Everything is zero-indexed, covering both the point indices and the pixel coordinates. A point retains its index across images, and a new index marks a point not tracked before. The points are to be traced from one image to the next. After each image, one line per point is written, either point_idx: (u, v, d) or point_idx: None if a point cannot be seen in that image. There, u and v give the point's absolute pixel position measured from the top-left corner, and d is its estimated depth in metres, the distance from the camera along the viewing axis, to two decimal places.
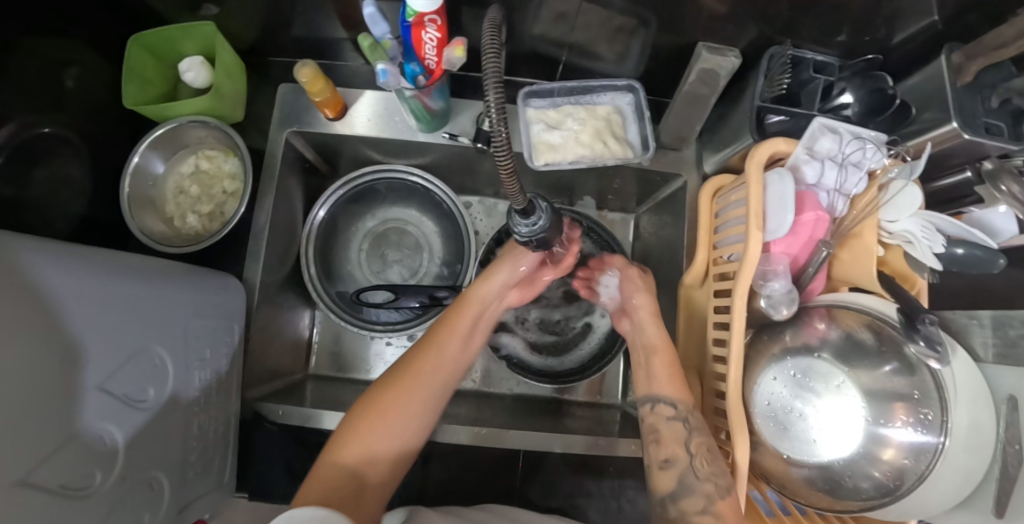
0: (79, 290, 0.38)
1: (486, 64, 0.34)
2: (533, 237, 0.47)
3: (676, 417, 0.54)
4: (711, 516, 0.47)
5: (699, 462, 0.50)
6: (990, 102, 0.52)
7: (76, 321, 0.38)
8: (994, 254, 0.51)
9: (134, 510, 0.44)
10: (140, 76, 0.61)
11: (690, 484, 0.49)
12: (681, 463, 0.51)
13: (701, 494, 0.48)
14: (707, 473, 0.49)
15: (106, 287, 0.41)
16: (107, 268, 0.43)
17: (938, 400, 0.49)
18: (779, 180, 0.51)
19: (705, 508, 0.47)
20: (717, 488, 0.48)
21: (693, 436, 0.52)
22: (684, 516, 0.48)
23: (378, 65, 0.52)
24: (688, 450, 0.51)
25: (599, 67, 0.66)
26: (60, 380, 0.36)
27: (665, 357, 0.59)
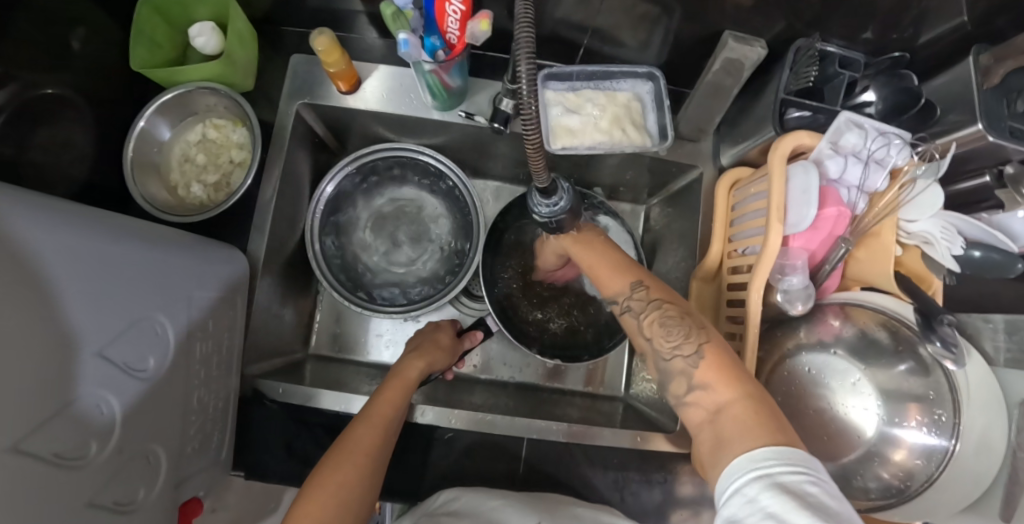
0: (71, 253, 0.37)
1: (517, 33, 0.33)
2: (552, 219, 0.46)
3: (625, 309, 0.51)
4: (701, 389, 0.42)
5: (660, 343, 0.47)
6: (1016, 105, 0.51)
7: (68, 284, 0.36)
8: (1013, 258, 0.51)
9: (128, 484, 0.42)
10: (150, 40, 0.58)
11: (665, 368, 0.46)
12: (650, 352, 0.48)
13: (677, 372, 0.44)
14: (671, 350, 0.46)
15: (101, 251, 0.39)
16: (104, 233, 0.41)
17: (951, 401, 0.48)
18: (804, 173, 0.50)
19: (689, 386, 0.43)
20: (686, 359, 0.44)
21: (645, 317, 0.49)
22: (679, 402, 0.44)
23: (400, 34, 0.49)
24: (646, 335, 0.48)
25: (619, 54, 0.65)
26: (53, 344, 0.34)
27: (602, 260, 0.54)
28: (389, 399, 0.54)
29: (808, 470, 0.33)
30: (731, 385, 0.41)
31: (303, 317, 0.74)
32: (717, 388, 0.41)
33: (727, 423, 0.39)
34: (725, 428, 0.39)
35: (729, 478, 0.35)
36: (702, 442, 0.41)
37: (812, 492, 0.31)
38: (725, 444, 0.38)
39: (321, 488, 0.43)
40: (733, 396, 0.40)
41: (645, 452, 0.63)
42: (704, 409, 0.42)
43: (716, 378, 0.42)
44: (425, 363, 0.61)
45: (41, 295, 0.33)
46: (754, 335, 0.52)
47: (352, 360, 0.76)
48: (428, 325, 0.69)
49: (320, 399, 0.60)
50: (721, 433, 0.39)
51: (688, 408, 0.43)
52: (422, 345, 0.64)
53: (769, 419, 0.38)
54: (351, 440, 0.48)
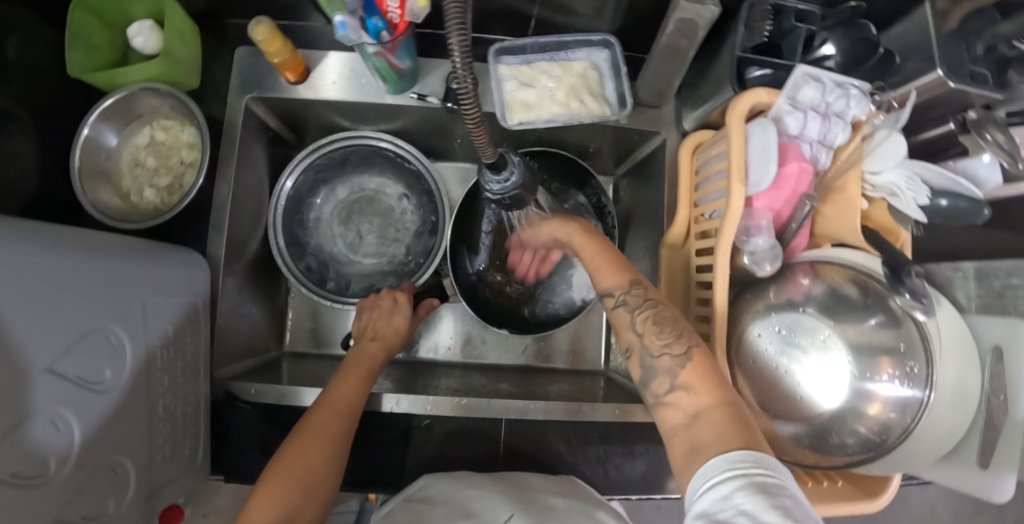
0: (20, 268, 0.35)
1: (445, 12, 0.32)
2: (505, 196, 0.45)
3: (620, 302, 0.48)
4: (683, 390, 0.42)
5: (650, 339, 0.46)
6: (976, 48, 0.50)
7: (16, 301, 0.34)
8: (979, 205, 0.50)
9: (96, 497, 0.41)
10: (87, 42, 0.56)
11: (650, 365, 0.45)
12: (637, 348, 0.47)
13: (663, 370, 0.44)
14: (660, 347, 0.45)
15: (58, 264, 0.38)
16: (54, 244, 0.39)
17: (923, 351, 0.49)
18: (762, 131, 0.49)
19: (672, 385, 0.43)
20: (674, 359, 0.44)
21: (639, 313, 0.47)
22: (657, 401, 0.43)
23: (336, 17, 0.48)
24: (636, 330, 0.47)
25: (573, 23, 0.63)
26: (8, 360, 0.33)
27: (600, 253, 0.52)
28: (351, 383, 0.54)
29: (778, 474, 0.33)
30: (712, 390, 0.41)
31: (275, 315, 0.74)
32: (699, 390, 0.41)
33: (704, 426, 0.38)
34: (702, 430, 0.38)
35: (703, 477, 0.34)
36: (674, 444, 0.40)
37: (787, 495, 0.31)
38: (700, 446, 0.37)
39: (280, 478, 0.42)
40: (713, 401, 0.40)
41: (625, 425, 0.63)
42: (682, 411, 0.41)
43: (700, 382, 0.42)
44: (385, 351, 0.61)
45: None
46: (722, 298, 0.52)
47: (330, 354, 0.76)
48: (387, 294, 0.65)
49: (292, 398, 0.59)
50: (696, 436, 0.38)
51: (665, 408, 0.43)
52: (376, 328, 0.62)
53: (751, 427, 0.37)
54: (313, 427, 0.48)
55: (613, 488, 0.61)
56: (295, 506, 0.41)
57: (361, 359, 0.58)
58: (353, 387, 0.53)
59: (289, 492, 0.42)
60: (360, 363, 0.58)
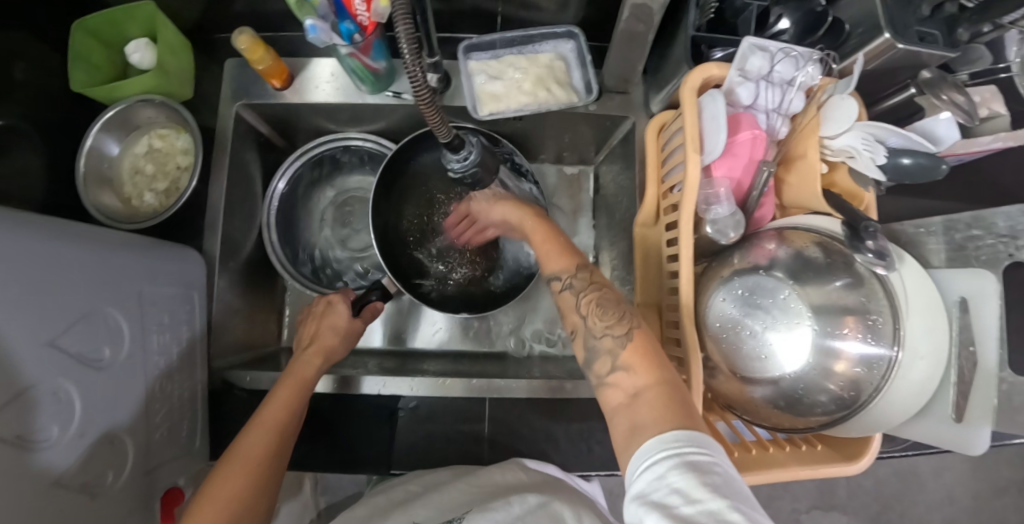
0: (27, 253, 0.39)
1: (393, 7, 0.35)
2: (467, 173, 0.49)
3: (565, 286, 0.49)
4: (623, 371, 0.41)
5: (593, 321, 0.45)
6: (922, 10, 0.52)
7: (20, 282, 0.38)
8: (937, 160, 0.50)
9: (96, 468, 0.45)
10: (87, 61, 0.61)
11: (593, 345, 0.44)
12: (581, 329, 0.46)
13: (604, 351, 0.43)
14: (603, 328, 0.45)
15: (56, 251, 0.42)
16: (59, 232, 0.44)
17: (888, 307, 0.49)
18: (712, 101, 0.51)
19: (613, 365, 0.42)
20: (615, 339, 0.43)
21: (583, 295, 0.47)
22: (600, 382, 0.43)
23: (306, 21, 0.50)
24: (581, 312, 0.47)
25: (539, 17, 0.66)
26: (12, 332, 0.37)
27: (550, 239, 0.54)
28: (284, 397, 0.52)
29: (712, 451, 0.33)
30: (652, 369, 0.40)
31: (273, 312, 0.77)
32: (637, 370, 0.40)
33: (643, 406, 0.38)
34: (640, 410, 0.38)
35: (640, 459, 0.34)
36: (616, 425, 0.39)
37: (718, 472, 0.31)
38: (639, 428, 0.36)
39: (206, 510, 0.42)
40: (650, 381, 0.40)
41: None
42: (622, 391, 0.41)
43: (640, 364, 0.41)
44: (323, 357, 0.58)
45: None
46: (687, 268, 0.53)
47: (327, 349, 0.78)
48: (319, 300, 0.65)
49: None
50: (635, 416, 0.37)
51: (607, 389, 0.42)
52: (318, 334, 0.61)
53: (687, 406, 0.37)
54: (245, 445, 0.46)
55: (597, 464, 0.62)
56: None
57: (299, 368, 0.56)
58: (285, 401, 0.51)
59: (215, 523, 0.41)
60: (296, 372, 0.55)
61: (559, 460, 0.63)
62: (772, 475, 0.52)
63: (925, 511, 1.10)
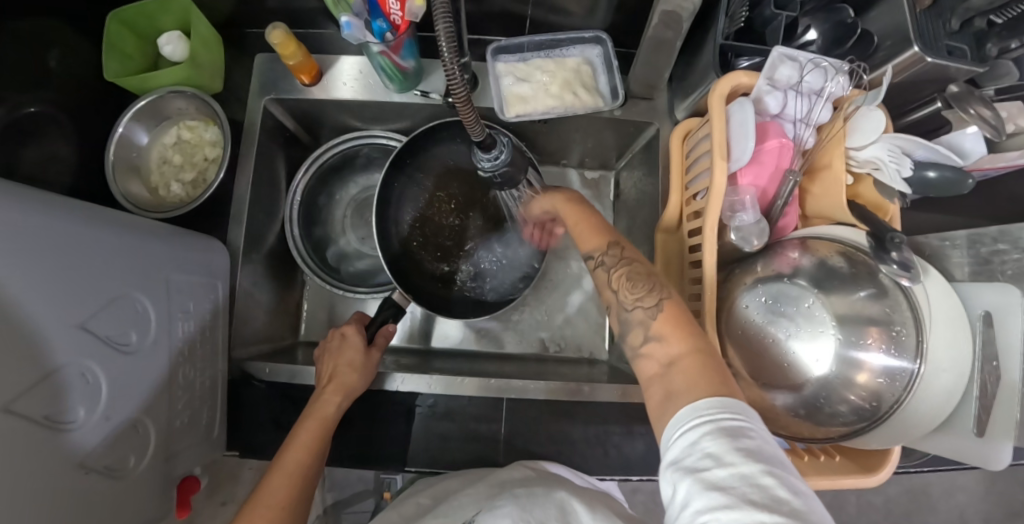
0: (64, 236, 0.40)
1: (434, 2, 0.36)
2: (497, 173, 0.48)
3: (598, 263, 0.50)
4: (657, 340, 0.41)
5: (624, 295, 0.46)
6: (952, 24, 0.53)
7: (55, 264, 0.38)
8: (964, 175, 0.52)
9: (119, 451, 0.45)
10: (121, 51, 0.62)
11: (626, 318, 0.45)
12: (614, 305, 0.47)
13: (637, 322, 0.44)
14: (634, 301, 0.45)
15: (89, 234, 0.43)
16: (92, 216, 0.44)
17: (913, 319, 0.49)
18: (741, 109, 0.52)
19: (646, 335, 0.42)
20: (646, 311, 0.44)
21: (614, 271, 0.48)
22: (635, 354, 0.43)
23: (342, 18, 0.52)
24: (612, 288, 0.48)
25: (567, 21, 0.67)
26: (45, 312, 0.37)
27: (585, 220, 0.54)
28: (305, 441, 0.51)
29: (745, 417, 0.32)
30: (686, 336, 0.40)
31: (292, 305, 0.77)
32: (672, 340, 0.40)
33: (679, 372, 0.37)
34: (674, 379, 0.37)
35: (673, 424, 0.34)
36: (651, 393, 0.39)
37: (751, 437, 0.30)
38: (674, 394, 0.36)
39: None
40: (686, 349, 0.39)
41: (624, 405, 0.64)
42: (657, 362, 0.40)
43: (672, 332, 0.41)
44: (343, 393, 0.56)
45: (32, 270, 0.36)
46: (711, 274, 0.53)
47: None
48: (333, 333, 0.62)
49: (304, 376, 0.63)
50: (670, 384, 0.37)
51: (641, 360, 0.42)
52: (336, 367, 0.59)
53: (720, 371, 0.36)
54: (265, 493, 0.46)
55: (613, 468, 0.62)
56: None
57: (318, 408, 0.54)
58: (304, 447, 0.50)
59: None
60: (315, 413, 0.54)
61: (575, 462, 0.63)
62: None
63: None
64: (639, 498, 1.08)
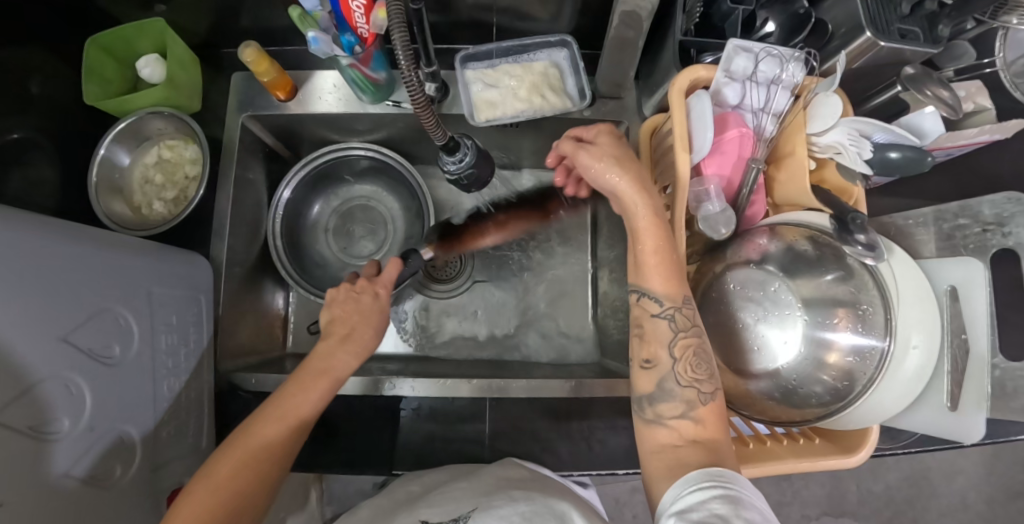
0: (44, 252, 0.41)
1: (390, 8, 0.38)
2: (463, 175, 0.50)
3: (662, 315, 0.48)
4: (691, 420, 0.45)
5: (683, 369, 0.46)
6: (903, 8, 0.54)
7: (37, 279, 0.40)
8: (923, 153, 0.53)
9: (104, 462, 0.46)
10: (99, 75, 0.64)
11: (670, 389, 0.46)
12: (664, 367, 0.47)
13: (682, 399, 0.45)
14: (688, 379, 0.46)
15: (70, 250, 0.44)
16: (71, 233, 0.46)
17: (880, 298, 0.50)
18: (699, 101, 0.53)
19: (683, 413, 0.45)
20: (699, 393, 0.45)
21: (680, 336, 0.47)
22: (657, 418, 0.46)
23: (309, 33, 0.53)
24: (671, 353, 0.47)
25: (533, 26, 0.68)
26: (25, 326, 0.38)
27: (664, 252, 0.47)
28: (310, 392, 0.48)
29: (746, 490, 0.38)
30: (719, 431, 0.44)
31: (278, 317, 0.78)
32: (709, 426, 0.44)
33: (688, 454, 0.42)
34: (691, 454, 0.42)
35: (683, 484, 0.39)
36: (658, 459, 0.44)
37: (752, 509, 0.36)
38: (687, 463, 0.41)
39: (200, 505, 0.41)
40: (717, 441, 0.43)
41: (607, 399, 0.64)
42: (680, 435, 0.44)
43: (710, 420, 0.45)
44: (358, 357, 0.52)
45: (12, 284, 0.38)
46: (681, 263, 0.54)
47: None
48: (365, 288, 0.56)
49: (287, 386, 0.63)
50: (682, 456, 0.42)
51: (662, 428, 0.45)
52: (352, 323, 0.53)
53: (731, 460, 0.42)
54: (258, 436, 0.45)
55: (598, 463, 0.62)
56: None
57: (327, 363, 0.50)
58: (305, 398, 0.47)
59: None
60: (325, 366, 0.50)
61: (561, 458, 0.63)
62: (768, 467, 0.53)
63: (937, 517, 1.08)
64: (637, 498, 1.08)
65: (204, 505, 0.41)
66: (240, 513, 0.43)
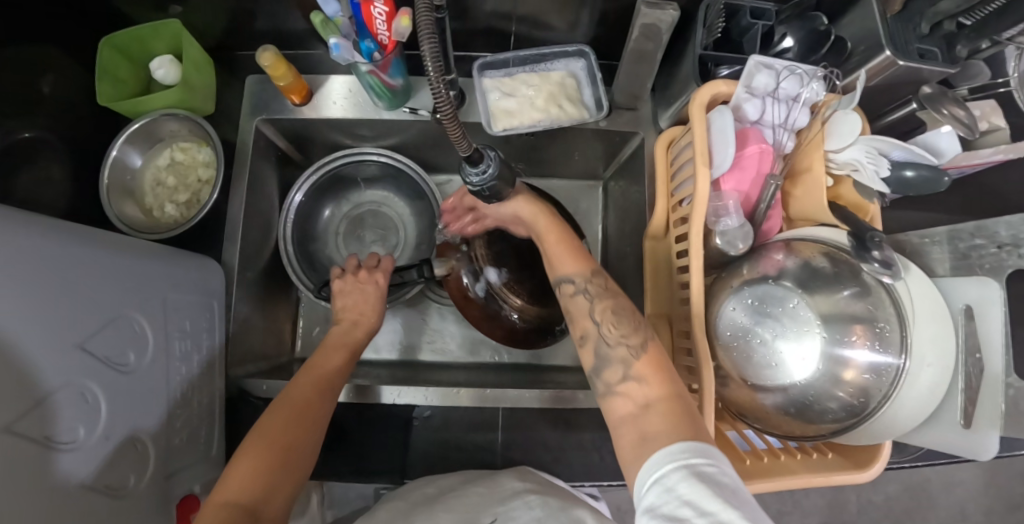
0: (62, 259, 0.41)
1: (418, 18, 0.36)
2: (485, 187, 0.49)
3: (579, 290, 0.52)
4: (635, 381, 0.45)
5: (607, 329, 0.49)
6: (921, 28, 0.55)
7: (54, 286, 0.39)
8: (939, 173, 0.53)
9: (119, 471, 0.45)
10: (113, 76, 0.63)
11: (605, 354, 0.48)
12: (593, 335, 0.50)
13: (618, 360, 0.47)
14: (617, 338, 0.48)
15: (86, 255, 0.43)
16: (87, 239, 0.45)
17: (896, 316, 0.51)
18: (721, 116, 0.53)
19: (625, 375, 0.46)
20: (630, 348, 0.47)
21: (597, 302, 0.51)
22: (610, 390, 0.47)
23: (330, 40, 0.54)
24: (595, 318, 0.50)
25: (550, 35, 0.68)
26: (42, 334, 0.38)
27: (566, 244, 0.56)
28: (332, 359, 0.56)
29: (715, 461, 0.36)
30: (663, 382, 0.44)
31: (287, 322, 0.77)
32: (650, 382, 0.44)
33: (652, 418, 0.41)
34: (651, 420, 0.41)
35: (649, 469, 0.37)
36: (624, 434, 0.42)
37: (722, 481, 0.34)
38: (646, 436, 0.40)
39: (257, 445, 0.43)
40: (663, 394, 0.43)
41: None
42: (634, 401, 0.44)
43: (653, 375, 0.45)
44: (365, 333, 0.61)
45: (30, 291, 0.37)
46: (699, 278, 0.54)
47: None
48: (366, 277, 0.64)
49: None
50: (643, 427, 0.41)
51: (617, 398, 0.45)
52: (360, 311, 0.62)
53: (687, 414, 0.41)
54: (296, 389, 0.50)
55: (610, 473, 0.63)
56: (276, 466, 0.43)
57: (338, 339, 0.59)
58: (328, 363, 0.55)
59: (262, 460, 0.42)
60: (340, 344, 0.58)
61: (572, 469, 0.63)
62: (785, 481, 0.53)
63: None
64: None
65: (262, 445, 0.43)
66: (292, 446, 0.45)
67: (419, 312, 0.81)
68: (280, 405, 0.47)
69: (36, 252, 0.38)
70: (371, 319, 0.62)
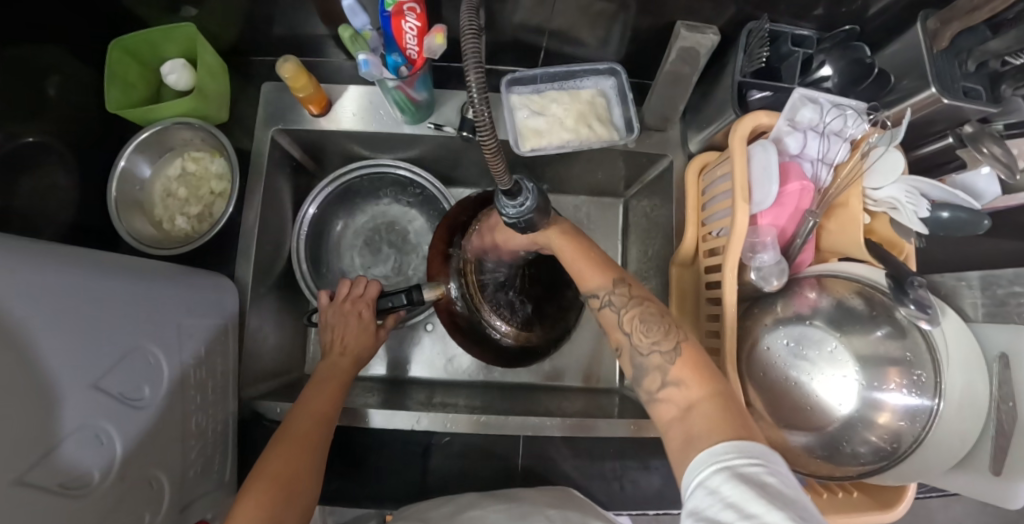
0: (73, 293, 0.38)
1: (463, 44, 0.27)
2: (521, 219, 0.47)
3: (605, 303, 0.49)
4: (675, 386, 0.43)
5: (638, 338, 0.46)
6: (967, 65, 0.54)
7: (67, 324, 0.37)
8: (978, 216, 0.52)
9: (132, 510, 0.43)
10: (122, 80, 0.60)
11: (640, 363, 0.45)
12: (626, 347, 0.47)
13: (653, 368, 0.44)
14: (649, 345, 0.45)
15: (98, 287, 0.41)
16: (98, 267, 0.42)
17: (931, 362, 0.49)
18: (763, 151, 0.52)
19: (664, 381, 0.44)
20: (664, 355, 0.44)
21: (625, 312, 0.47)
22: (652, 398, 0.44)
23: (360, 55, 0.51)
24: (624, 330, 0.47)
25: (581, 52, 0.66)
26: (56, 377, 0.35)
27: (580, 253, 0.51)
28: (329, 392, 0.55)
29: (763, 460, 0.34)
30: (705, 383, 0.42)
31: (299, 337, 0.75)
32: (692, 385, 0.42)
33: (697, 419, 0.40)
34: (696, 423, 0.39)
35: (692, 473, 0.36)
36: (670, 436, 0.41)
37: (770, 482, 0.32)
38: (693, 438, 0.38)
39: (262, 488, 0.43)
40: (706, 394, 0.41)
41: (640, 439, 0.64)
42: (676, 405, 0.42)
43: (692, 378, 0.43)
44: (355, 363, 0.60)
45: (43, 334, 0.34)
46: (732, 315, 0.53)
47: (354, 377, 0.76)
48: (351, 307, 0.62)
49: None
50: (690, 428, 0.39)
51: (660, 404, 0.43)
52: (346, 342, 0.61)
53: (743, 420, 0.38)
54: (296, 427, 0.49)
55: (630, 504, 0.62)
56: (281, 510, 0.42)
57: (333, 372, 0.58)
58: (325, 397, 0.54)
59: (268, 502, 0.42)
60: (332, 376, 0.57)
61: (593, 498, 0.62)
62: None
63: None
64: None
65: (263, 488, 0.43)
66: (295, 486, 0.44)
67: (434, 327, 0.79)
68: (282, 447, 0.47)
69: (47, 288, 0.36)
70: (362, 348, 0.61)
